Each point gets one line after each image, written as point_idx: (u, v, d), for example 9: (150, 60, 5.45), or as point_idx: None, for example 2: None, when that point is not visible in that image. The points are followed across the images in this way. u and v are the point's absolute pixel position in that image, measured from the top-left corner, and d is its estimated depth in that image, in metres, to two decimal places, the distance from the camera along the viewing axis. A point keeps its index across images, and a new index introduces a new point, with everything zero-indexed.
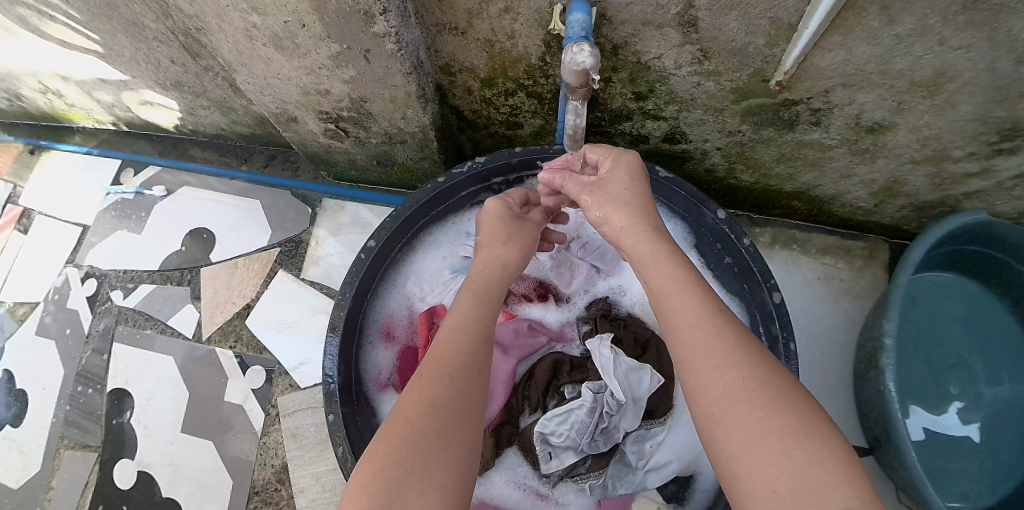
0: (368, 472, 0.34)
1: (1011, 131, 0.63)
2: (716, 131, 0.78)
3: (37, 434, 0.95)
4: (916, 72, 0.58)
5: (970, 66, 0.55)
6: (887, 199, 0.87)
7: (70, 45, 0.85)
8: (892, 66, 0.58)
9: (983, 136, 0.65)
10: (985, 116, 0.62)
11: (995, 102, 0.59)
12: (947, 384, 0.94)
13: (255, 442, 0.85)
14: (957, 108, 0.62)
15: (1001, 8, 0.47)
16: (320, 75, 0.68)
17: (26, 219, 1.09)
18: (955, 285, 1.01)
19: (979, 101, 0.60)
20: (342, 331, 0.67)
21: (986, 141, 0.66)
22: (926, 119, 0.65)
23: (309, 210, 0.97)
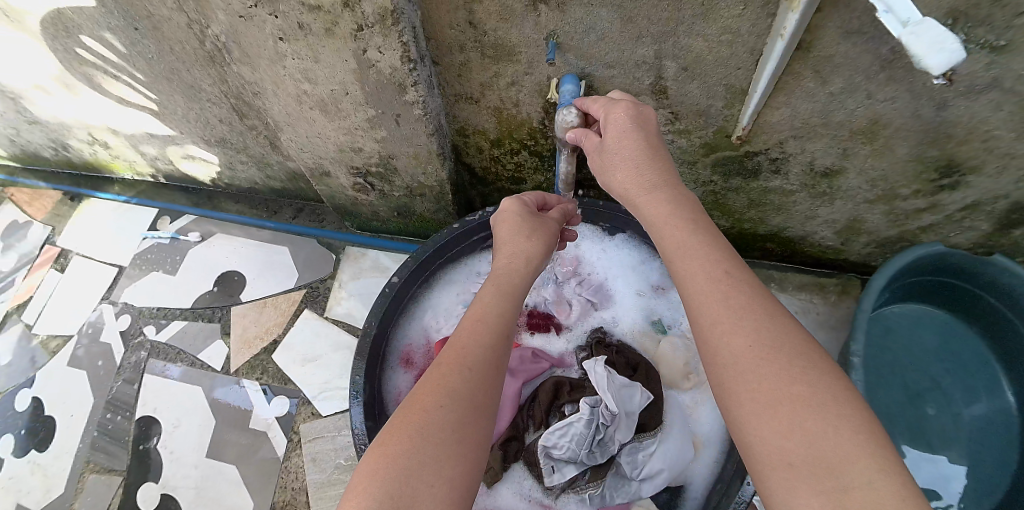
0: (381, 455, 0.39)
1: (947, 168, 0.75)
2: (691, 182, 0.90)
3: (63, 460, 1.01)
4: (853, 122, 0.71)
5: (898, 114, 0.68)
6: (851, 237, 0.98)
7: (130, 103, 0.97)
8: (832, 118, 0.71)
9: (924, 174, 0.78)
10: (921, 157, 0.74)
11: (927, 144, 0.72)
12: (924, 407, 1.03)
13: (276, 466, 0.91)
14: (895, 150, 0.75)
15: (912, 64, 0.59)
16: (355, 134, 0.80)
17: (63, 259, 1.18)
18: (925, 313, 1.11)
19: (912, 143, 0.72)
20: (368, 356, 0.76)
21: (928, 179, 0.79)
22: (870, 162, 0.78)
23: (333, 256, 1.05)
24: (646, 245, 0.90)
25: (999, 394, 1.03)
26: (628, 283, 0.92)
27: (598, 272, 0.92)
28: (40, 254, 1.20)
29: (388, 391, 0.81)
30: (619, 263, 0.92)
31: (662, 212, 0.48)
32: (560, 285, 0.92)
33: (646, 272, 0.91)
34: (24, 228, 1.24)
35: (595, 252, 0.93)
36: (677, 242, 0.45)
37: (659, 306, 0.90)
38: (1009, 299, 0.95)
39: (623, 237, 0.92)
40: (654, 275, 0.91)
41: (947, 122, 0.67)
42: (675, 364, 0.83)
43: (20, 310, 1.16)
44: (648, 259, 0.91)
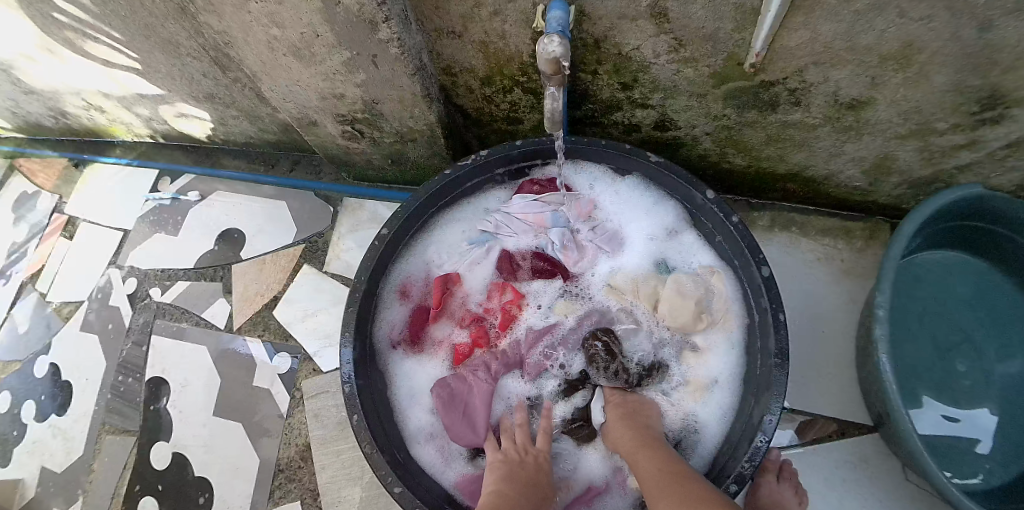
0: None
1: (990, 100, 0.67)
2: (702, 116, 0.82)
3: (81, 423, 1.04)
4: (884, 45, 0.62)
5: (934, 37, 0.59)
6: (881, 177, 0.90)
7: (113, 64, 0.95)
8: (859, 41, 0.62)
9: (964, 107, 0.70)
10: (961, 87, 0.66)
11: (970, 71, 0.63)
12: (953, 362, 0.96)
13: (281, 423, 0.91)
14: (931, 79, 0.66)
15: None
16: (335, 80, 0.76)
17: (71, 226, 1.19)
18: (962, 263, 1.03)
19: (952, 71, 0.64)
20: (356, 320, 0.76)
21: (968, 112, 0.71)
22: (904, 92, 0.70)
23: (330, 208, 1.03)
24: (657, 187, 0.86)
25: None
26: (636, 224, 0.89)
27: (608, 214, 0.90)
28: (49, 223, 1.22)
29: (384, 326, 0.84)
30: (630, 208, 0.89)
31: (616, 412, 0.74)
32: (571, 228, 0.89)
33: (655, 214, 0.88)
34: (34, 198, 1.25)
35: (606, 195, 0.90)
36: (627, 427, 0.70)
37: (670, 251, 0.87)
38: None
39: (630, 179, 0.88)
40: (664, 217, 0.87)
41: (991, 46, 0.59)
42: (685, 309, 0.78)
43: (34, 279, 1.18)
44: (658, 200, 0.87)
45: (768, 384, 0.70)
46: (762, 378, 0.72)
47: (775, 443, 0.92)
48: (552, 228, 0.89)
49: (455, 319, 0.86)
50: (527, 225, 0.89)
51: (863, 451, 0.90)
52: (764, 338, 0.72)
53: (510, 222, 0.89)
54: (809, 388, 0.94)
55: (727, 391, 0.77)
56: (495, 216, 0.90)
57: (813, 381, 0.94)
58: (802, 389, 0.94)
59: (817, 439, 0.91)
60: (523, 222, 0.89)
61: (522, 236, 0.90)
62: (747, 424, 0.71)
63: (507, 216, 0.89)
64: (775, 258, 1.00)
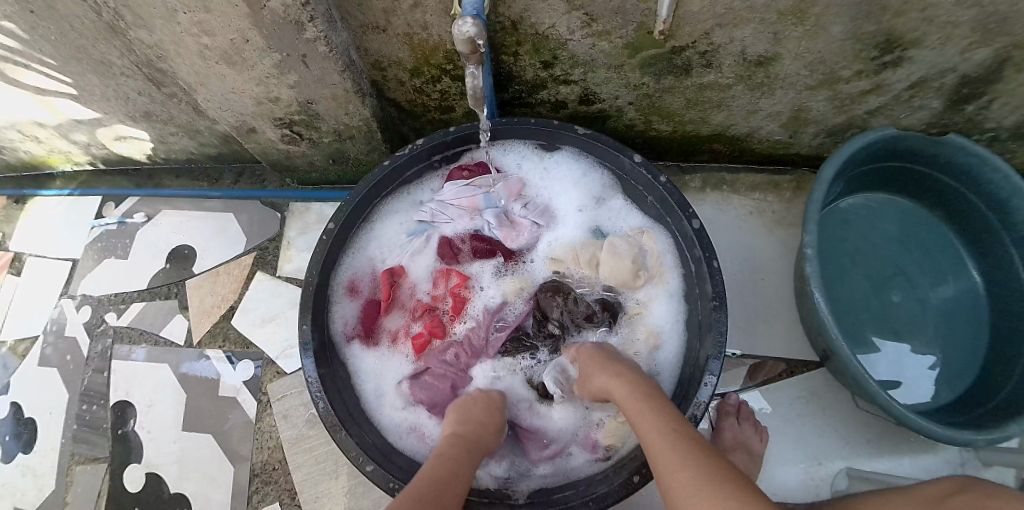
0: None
1: (887, 44, 0.72)
2: (623, 87, 0.86)
3: (50, 457, 1.03)
4: (780, 3, 0.66)
5: None
6: (799, 128, 0.95)
7: (46, 91, 0.94)
8: (756, 1, 0.65)
9: (864, 53, 0.75)
10: (859, 33, 0.71)
11: (863, 18, 0.68)
12: (889, 294, 1.03)
13: (251, 429, 0.92)
14: (830, 30, 0.71)
15: None
16: (268, 84, 0.78)
17: (18, 263, 1.17)
18: (885, 202, 1.10)
19: (847, 20, 0.68)
20: (310, 316, 0.77)
21: (869, 58, 0.76)
22: (804, 45, 0.74)
23: (278, 214, 1.04)
24: (587, 156, 0.90)
25: (965, 274, 1.04)
26: (570, 196, 0.93)
27: (540, 190, 0.94)
28: None
29: (337, 322, 0.85)
30: (560, 180, 0.93)
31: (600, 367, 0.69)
32: (504, 208, 0.92)
33: (587, 184, 0.92)
34: None
35: (535, 172, 0.94)
36: (624, 379, 0.64)
37: (601, 214, 0.92)
38: (970, 178, 0.93)
39: (562, 153, 0.92)
40: (595, 186, 0.92)
41: None
42: (622, 265, 0.83)
43: None
44: (589, 170, 0.91)
45: (711, 325, 0.75)
46: (705, 321, 0.77)
47: (729, 388, 0.97)
48: (486, 210, 0.91)
49: (405, 309, 0.89)
50: (462, 209, 0.92)
51: (814, 387, 0.96)
52: (701, 285, 0.77)
53: (446, 211, 0.92)
54: (756, 334, 0.99)
55: (671, 338, 0.82)
56: (430, 205, 0.92)
57: (759, 326, 0.99)
58: (748, 336, 0.99)
59: (767, 380, 0.96)
60: (457, 209, 0.92)
61: (459, 221, 0.93)
62: (695, 365, 0.76)
63: (442, 204, 0.91)
64: (711, 216, 1.05)
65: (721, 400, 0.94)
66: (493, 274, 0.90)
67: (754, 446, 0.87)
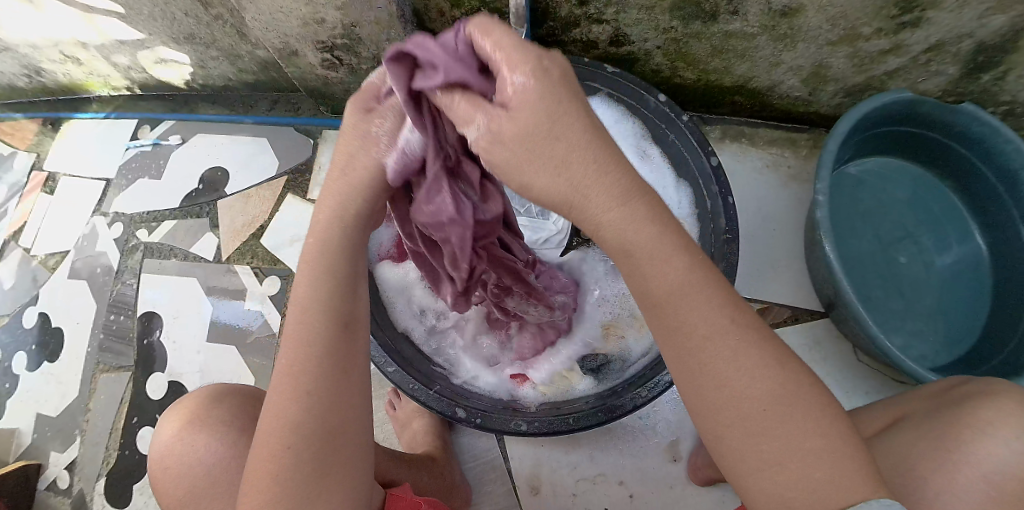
0: (265, 457, 0.40)
1: (906, 3, 0.76)
2: (652, 30, 0.89)
3: (74, 364, 1.07)
4: None
5: None
6: (819, 86, 0.98)
7: (94, 8, 0.97)
8: None
9: (884, 11, 0.78)
10: None
11: None
12: (897, 254, 1.07)
13: (274, 341, 0.96)
14: None
15: None
16: (315, 4, 0.80)
17: (52, 182, 1.21)
18: (901, 169, 1.13)
19: None
20: None
21: (889, 17, 0.79)
22: None
23: (311, 140, 1.05)
24: (619, 102, 0.91)
25: (971, 242, 1.07)
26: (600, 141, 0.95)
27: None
28: (29, 181, 1.23)
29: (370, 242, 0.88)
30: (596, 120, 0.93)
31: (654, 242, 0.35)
32: None
33: (620, 131, 0.93)
34: (10, 159, 1.26)
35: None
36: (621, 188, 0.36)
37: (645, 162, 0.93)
38: (983, 147, 0.96)
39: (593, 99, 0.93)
40: (628, 135, 0.93)
41: None
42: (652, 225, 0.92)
43: (17, 236, 1.20)
44: (621, 119, 0.93)
45: (721, 253, 0.79)
46: (716, 254, 0.80)
47: None
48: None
49: None
50: None
51: (818, 336, 0.99)
52: (715, 220, 0.82)
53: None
54: (766, 284, 1.02)
55: None
56: None
57: (769, 275, 1.02)
58: (759, 283, 1.02)
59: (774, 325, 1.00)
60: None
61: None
62: None
63: None
64: (727, 165, 1.09)
65: None
66: None
67: None
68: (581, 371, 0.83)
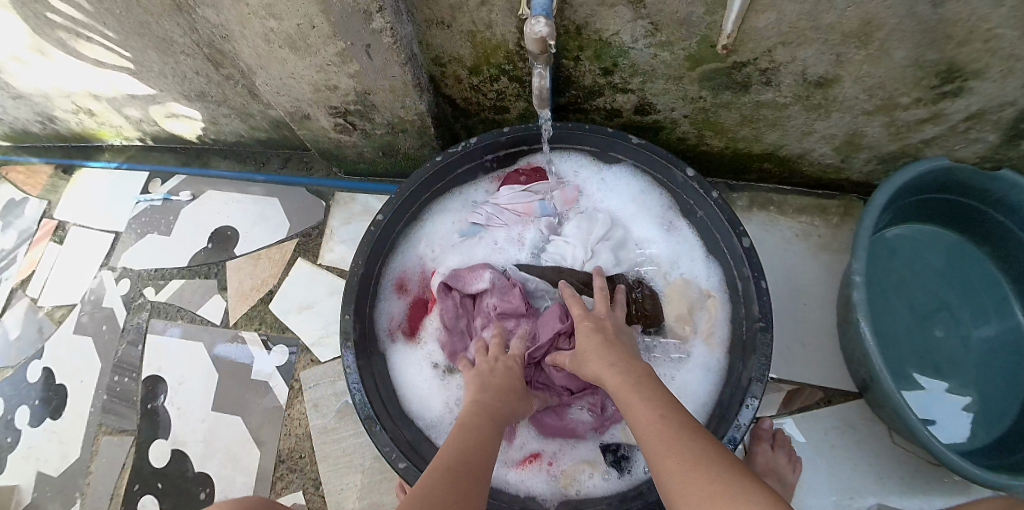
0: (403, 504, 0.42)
1: (949, 74, 0.70)
2: (679, 99, 0.85)
3: (77, 424, 1.04)
4: (846, 24, 0.65)
5: (892, 14, 0.62)
6: (851, 154, 0.93)
7: (105, 64, 0.96)
8: (822, 20, 0.65)
9: (925, 81, 0.73)
10: (919, 61, 0.69)
11: (926, 46, 0.66)
12: (933, 327, 1.01)
13: (281, 414, 0.93)
14: (892, 55, 0.69)
15: None
16: (328, 71, 0.77)
17: (61, 231, 1.20)
18: (934, 237, 1.08)
19: (910, 46, 0.67)
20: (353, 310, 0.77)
21: (929, 86, 0.74)
22: (865, 68, 0.73)
23: (323, 202, 1.05)
24: (644, 174, 0.88)
25: (1011, 314, 1.01)
26: (625, 212, 0.91)
27: (604, 201, 0.92)
28: (38, 228, 1.22)
29: (381, 317, 0.85)
30: (618, 191, 0.91)
31: (621, 382, 0.56)
32: (559, 215, 0.92)
33: (647, 203, 0.90)
34: (21, 204, 1.25)
35: (596, 184, 0.92)
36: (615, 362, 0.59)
37: (670, 236, 0.88)
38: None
39: (620, 169, 0.91)
40: (655, 207, 0.89)
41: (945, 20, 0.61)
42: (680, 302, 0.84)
43: (24, 285, 1.18)
44: (648, 190, 0.90)
45: (754, 341, 0.73)
46: (748, 342, 0.75)
47: (765, 412, 0.96)
48: (542, 217, 0.91)
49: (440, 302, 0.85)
50: (517, 216, 0.91)
51: (851, 418, 0.94)
52: (748, 305, 0.76)
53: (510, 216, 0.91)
54: (792, 360, 0.98)
55: (713, 377, 0.79)
56: (485, 207, 0.91)
57: (796, 351, 0.98)
58: (787, 361, 0.98)
59: (805, 407, 0.95)
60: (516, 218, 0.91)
61: (515, 227, 0.91)
62: (735, 388, 0.73)
63: (497, 206, 0.90)
64: (754, 236, 1.05)
65: (755, 423, 0.93)
66: (535, 245, 0.90)
67: (786, 476, 0.86)
68: (606, 465, 0.77)
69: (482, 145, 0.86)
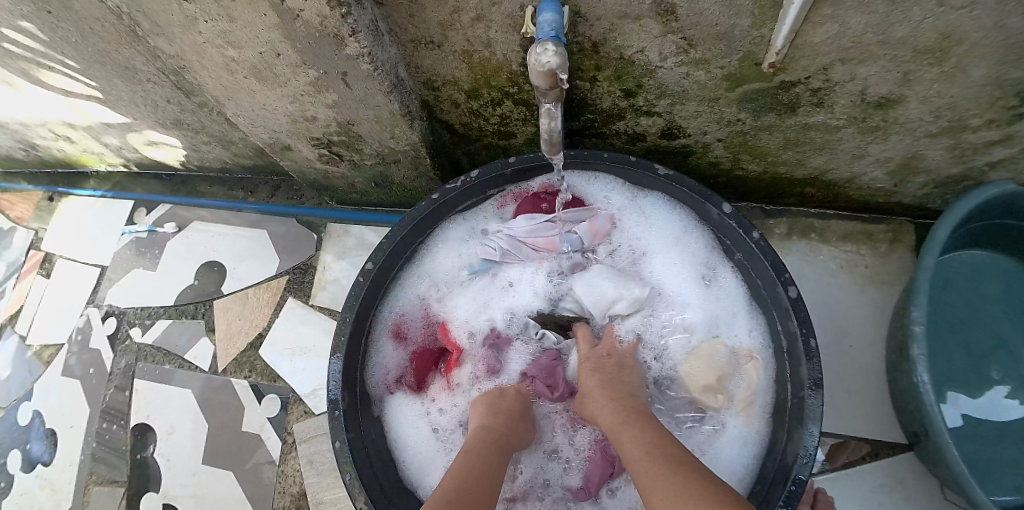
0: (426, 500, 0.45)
1: None
2: (713, 122, 0.74)
3: (67, 472, 0.98)
4: (918, 38, 0.52)
5: (978, 26, 0.49)
6: (906, 177, 0.80)
7: (73, 93, 0.88)
8: (891, 33, 0.52)
9: (1001, 101, 0.59)
10: (999, 79, 0.56)
11: (1008, 63, 0.54)
12: (988, 371, 0.81)
13: (274, 470, 0.86)
14: (969, 73, 0.56)
15: None
16: (303, 102, 0.68)
17: (48, 263, 1.14)
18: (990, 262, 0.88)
19: (992, 63, 0.54)
20: (343, 372, 0.69)
21: (1005, 107, 0.60)
22: (936, 87, 0.60)
23: (315, 235, 0.97)
24: (685, 208, 0.77)
25: None
26: (661, 251, 0.79)
27: (636, 237, 0.81)
28: (26, 260, 1.16)
29: (376, 366, 0.76)
30: (655, 226, 0.80)
31: (613, 419, 0.54)
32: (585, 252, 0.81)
33: (685, 244, 0.78)
34: (8, 234, 1.19)
35: (631, 216, 0.81)
36: (610, 398, 0.58)
37: (709, 286, 0.76)
38: None
39: (655, 199, 0.79)
40: (695, 248, 0.77)
41: None
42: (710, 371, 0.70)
43: (12, 321, 1.13)
44: (688, 228, 0.77)
45: (802, 408, 0.62)
46: (793, 412, 0.63)
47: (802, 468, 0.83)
48: (565, 252, 0.79)
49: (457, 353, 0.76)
50: (538, 252, 0.80)
51: (899, 472, 0.81)
52: (794, 368, 0.64)
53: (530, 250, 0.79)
54: (835, 408, 0.86)
55: (755, 449, 0.67)
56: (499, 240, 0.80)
57: (843, 398, 0.86)
58: (831, 409, 0.86)
59: (848, 463, 0.83)
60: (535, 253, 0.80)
61: (532, 263, 0.81)
62: (779, 462, 0.63)
63: (513, 241, 0.79)
64: (793, 268, 0.93)
65: None
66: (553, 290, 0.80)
67: None
68: None
69: (484, 172, 0.76)
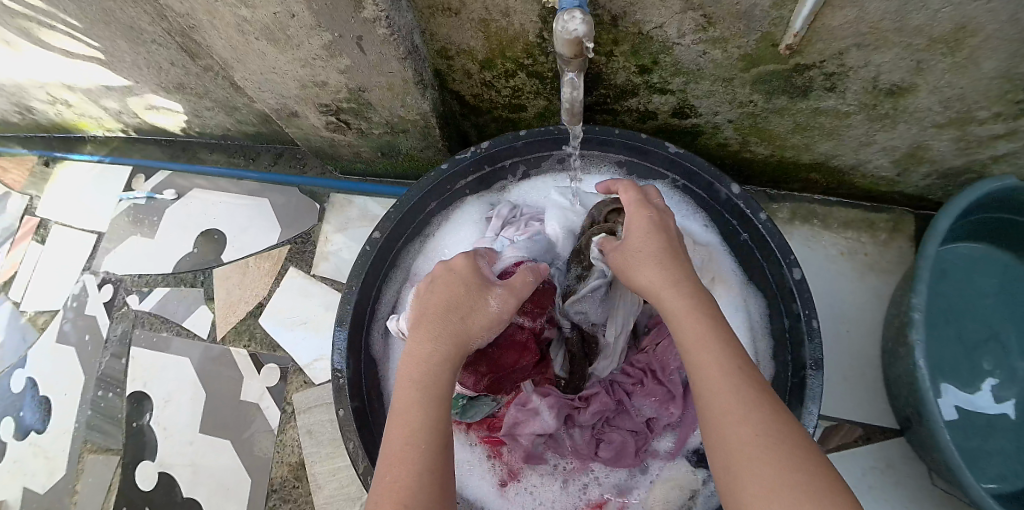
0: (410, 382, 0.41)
1: None
2: (725, 103, 0.74)
3: (62, 439, 0.96)
4: (935, 27, 0.53)
5: (992, 18, 0.49)
6: (910, 167, 0.80)
7: (74, 55, 0.86)
8: (908, 21, 0.53)
9: (1010, 94, 0.60)
10: (1010, 72, 0.57)
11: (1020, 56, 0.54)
12: (979, 360, 0.83)
13: (272, 439, 0.86)
14: (979, 65, 0.57)
15: None
16: (314, 66, 0.67)
17: (43, 229, 1.12)
18: (987, 254, 0.89)
19: (1004, 56, 0.55)
20: (348, 340, 0.68)
21: (1013, 100, 0.61)
22: (947, 78, 0.60)
23: (317, 205, 0.97)
24: (688, 193, 0.78)
25: None
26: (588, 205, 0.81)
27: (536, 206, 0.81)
28: (20, 226, 1.14)
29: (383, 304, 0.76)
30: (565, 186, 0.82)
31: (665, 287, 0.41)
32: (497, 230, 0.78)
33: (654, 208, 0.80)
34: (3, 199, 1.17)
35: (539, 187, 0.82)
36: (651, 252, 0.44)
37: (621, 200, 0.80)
38: None
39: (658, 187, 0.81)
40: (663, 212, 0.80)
41: None
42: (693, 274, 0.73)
43: (6, 287, 1.11)
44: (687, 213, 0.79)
45: (802, 387, 0.62)
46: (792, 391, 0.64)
47: None
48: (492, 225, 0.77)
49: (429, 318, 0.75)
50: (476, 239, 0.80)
51: (891, 457, 0.82)
52: (797, 348, 0.65)
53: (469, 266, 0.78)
54: (829, 391, 0.87)
55: None
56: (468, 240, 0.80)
57: (840, 384, 0.87)
58: (827, 394, 0.87)
59: (840, 446, 0.84)
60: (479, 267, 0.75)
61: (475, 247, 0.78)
62: None
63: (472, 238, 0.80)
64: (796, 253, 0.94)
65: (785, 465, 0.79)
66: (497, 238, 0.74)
67: None
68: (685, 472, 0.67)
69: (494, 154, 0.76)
